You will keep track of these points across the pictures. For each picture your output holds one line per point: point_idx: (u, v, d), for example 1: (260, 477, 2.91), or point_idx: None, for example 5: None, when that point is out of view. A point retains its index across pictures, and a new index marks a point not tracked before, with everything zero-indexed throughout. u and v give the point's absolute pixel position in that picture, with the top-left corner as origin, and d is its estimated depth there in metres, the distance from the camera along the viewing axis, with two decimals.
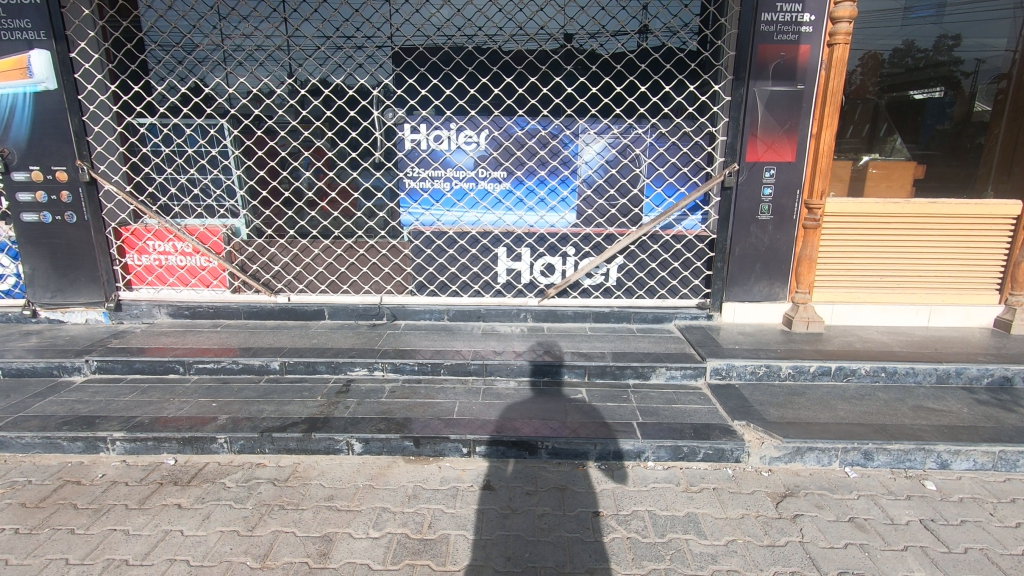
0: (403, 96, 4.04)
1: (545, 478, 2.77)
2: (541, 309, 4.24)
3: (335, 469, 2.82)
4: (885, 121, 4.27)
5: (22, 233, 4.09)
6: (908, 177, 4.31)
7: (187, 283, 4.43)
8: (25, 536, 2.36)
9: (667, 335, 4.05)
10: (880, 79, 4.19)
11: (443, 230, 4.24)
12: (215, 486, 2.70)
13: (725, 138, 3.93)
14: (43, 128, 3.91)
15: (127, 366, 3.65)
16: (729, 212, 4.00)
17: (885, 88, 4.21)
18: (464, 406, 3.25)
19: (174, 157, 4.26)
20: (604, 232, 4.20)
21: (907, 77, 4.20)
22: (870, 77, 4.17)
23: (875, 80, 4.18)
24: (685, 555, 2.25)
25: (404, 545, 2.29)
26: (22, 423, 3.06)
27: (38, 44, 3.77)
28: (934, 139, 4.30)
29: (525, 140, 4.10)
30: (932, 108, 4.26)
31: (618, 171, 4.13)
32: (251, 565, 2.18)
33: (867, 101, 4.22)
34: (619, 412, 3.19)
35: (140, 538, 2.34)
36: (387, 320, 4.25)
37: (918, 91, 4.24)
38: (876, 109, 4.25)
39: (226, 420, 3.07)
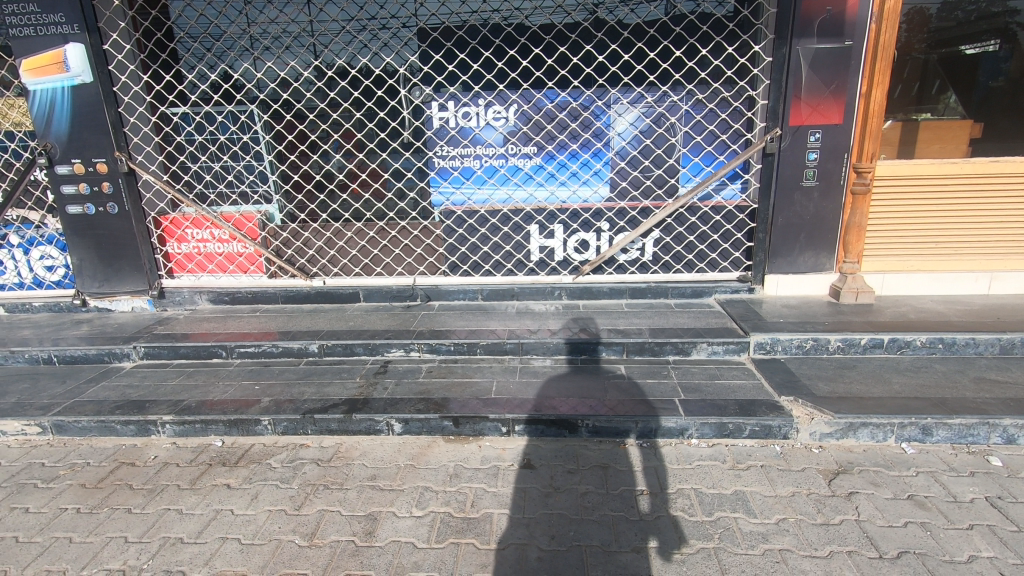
0: (429, 73, 3.99)
1: (586, 456, 2.73)
2: (576, 287, 4.16)
3: (377, 449, 2.85)
4: (936, 79, 3.94)
5: (68, 225, 4.22)
6: (964, 138, 4.01)
7: (226, 269, 4.51)
8: (87, 515, 2.47)
9: (707, 309, 3.94)
10: (928, 35, 3.84)
11: (474, 209, 4.18)
12: (261, 466, 2.75)
13: (766, 102, 3.75)
14: (82, 121, 3.99)
15: (172, 351, 3.75)
16: (770, 180, 3.83)
17: (934, 44, 3.86)
18: (502, 385, 3.23)
19: (207, 145, 4.28)
20: (639, 206, 4.07)
21: (959, 31, 3.87)
22: (917, 34, 3.83)
23: (922, 37, 3.84)
24: (734, 534, 2.19)
25: (447, 523, 2.30)
26: (78, 407, 3.18)
27: (72, 37, 3.82)
28: (989, 97, 3.98)
29: (556, 113, 3.99)
30: (987, 64, 3.93)
31: (652, 141, 3.97)
32: (299, 543, 2.23)
33: (915, 59, 3.88)
34: (659, 389, 3.11)
35: (193, 517, 2.41)
36: (421, 301, 4.25)
37: (970, 47, 3.91)
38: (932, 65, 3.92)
39: (269, 402, 3.12)
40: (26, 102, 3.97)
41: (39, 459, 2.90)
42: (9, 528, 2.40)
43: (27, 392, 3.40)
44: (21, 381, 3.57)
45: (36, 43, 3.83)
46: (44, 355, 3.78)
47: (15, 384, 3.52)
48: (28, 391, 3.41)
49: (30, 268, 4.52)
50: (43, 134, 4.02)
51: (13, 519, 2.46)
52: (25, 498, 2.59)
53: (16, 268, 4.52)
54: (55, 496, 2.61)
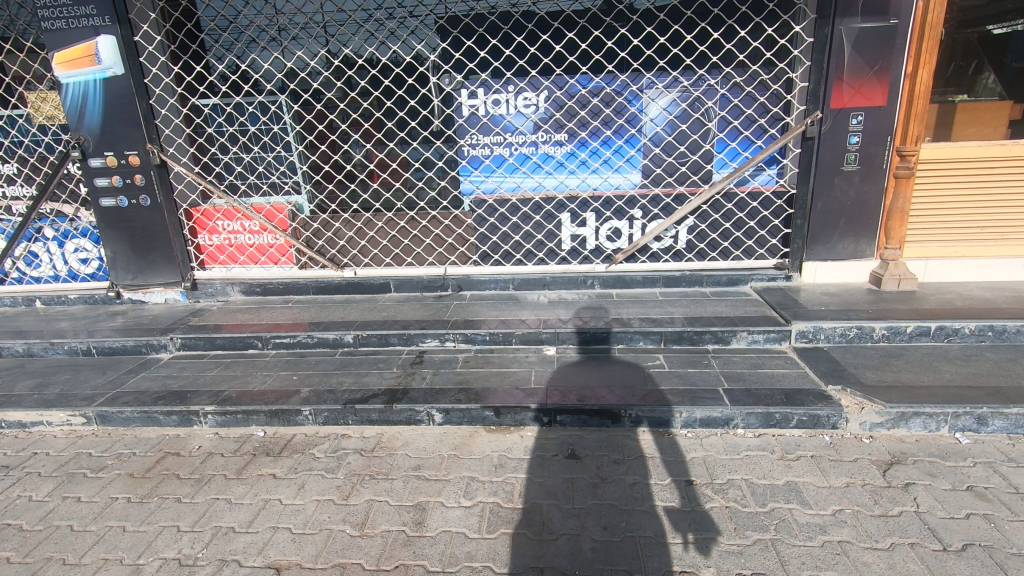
0: (461, 60, 3.95)
1: (630, 446, 2.70)
2: (609, 276, 4.12)
3: (419, 439, 2.84)
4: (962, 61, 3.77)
5: (102, 217, 4.24)
6: (1004, 118, 3.82)
7: (257, 260, 4.52)
8: (138, 504, 2.49)
9: (744, 298, 3.88)
10: (953, 16, 3.65)
11: (505, 197, 4.14)
12: (305, 456, 2.76)
13: (806, 85, 3.65)
14: (114, 114, 4.00)
15: (209, 343, 3.77)
16: (810, 165, 3.74)
17: (960, 25, 3.67)
18: (541, 375, 3.20)
19: (238, 136, 4.29)
20: (674, 192, 4.00)
21: (985, 10, 3.67)
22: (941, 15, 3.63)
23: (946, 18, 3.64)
24: (791, 525, 2.15)
25: (497, 513, 2.29)
26: (120, 398, 3.21)
27: (104, 30, 3.82)
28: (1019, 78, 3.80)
29: (588, 99, 3.92)
30: (1016, 44, 3.74)
31: (687, 126, 3.90)
32: (351, 533, 2.23)
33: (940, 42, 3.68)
34: (701, 377, 3.07)
35: (243, 506, 2.42)
36: (452, 291, 4.23)
37: (997, 26, 3.72)
38: (962, 42, 3.73)
39: (309, 392, 3.13)
40: (60, 95, 3.98)
41: (86, 449, 2.94)
42: (64, 517, 2.44)
43: (70, 382, 3.45)
44: (63, 372, 3.62)
45: (68, 36, 3.83)
46: (83, 347, 3.83)
47: (57, 375, 3.57)
48: (70, 382, 3.46)
49: (65, 260, 4.58)
50: (76, 127, 4.03)
51: (67, 508, 2.49)
52: (76, 487, 2.63)
53: (51, 260, 4.58)
54: (105, 485, 2.64)
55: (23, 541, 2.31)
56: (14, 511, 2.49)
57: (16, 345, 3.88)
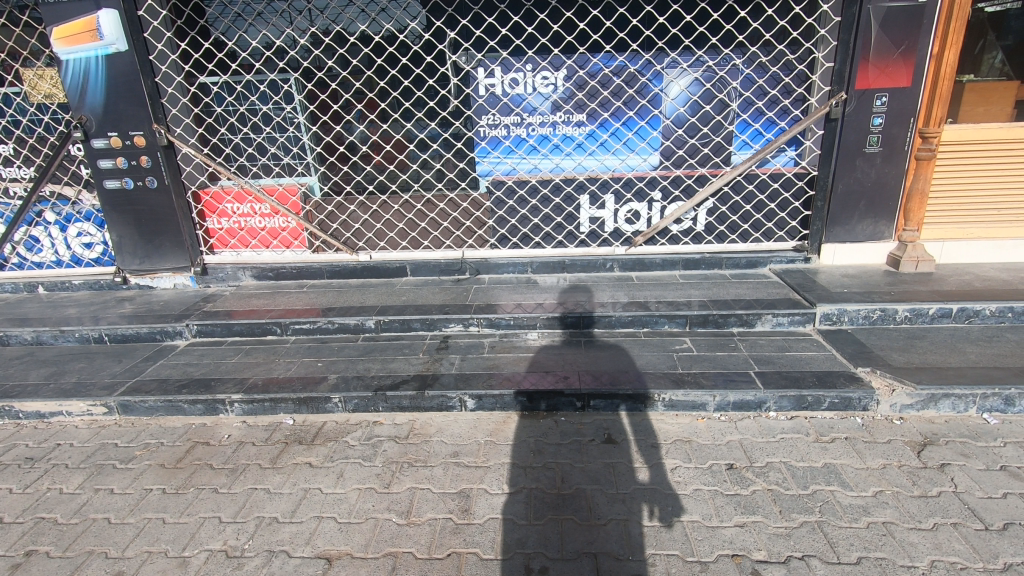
0: (482, 38, 3.89)
1: (665, 431, 2.72)
2: (629, 259, 4.10)
3: (452, 425, 2.83)
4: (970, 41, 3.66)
5: (107, 201, 4.10)
6: (1010, 98, 3.80)
7: (269, 244, 4.43)
8: (174, 495, 2.46)
9: (765, 280, 3.89)
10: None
11: (524, 179, 4.05)
12: (339, 444, 2.74)
13: (832, 65, 3.60)
14: (118, 92, 3.84)
15: (226, 329, 3.71)
16: (832, 146, 3.72)
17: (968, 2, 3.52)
18: (570, 359, 3.19)
19: (248, 116, 4.15)
20: (696, 174, 3.94)
21: None
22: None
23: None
24: (835, 508, 2.18)
25: (542, 499, 2.30)
26: (142, 386, 3.15)
27: (105, 3, 3.63)
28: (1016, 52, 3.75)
29: (611, 78, 3.85)
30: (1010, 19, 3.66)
31: (711, 107, 3.84)
32: (397, 521, 2.22)
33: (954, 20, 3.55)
34: (731, 361, 3.08)
35: (283, 496, 2.40)
36: (470, 275, 4.18)
37: (991, 4, 3.61)
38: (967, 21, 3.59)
39: (337, 379, 3.10)
40: (60, 73, 3.82)
41: (112, 439, 2.89)
42: (100, 509, 2.40)
43: (87, 371, 3.38)
44: (78, 360, 3.53)
45: (69, 10, 3.66)
46: (95, 334, 3.74)
47: (72, 363, 3.49)
48: (86, 371, 3.38)
49: (68, 245, 4.45)
50: (77, 106, 3.87)
51: (101, 500, 2.45)
52: (107, 479, 2.59)
53: (52, 245, 4.45)
54: (137, 476, 2.60)
55: (60, 535, 2.27)
56: (46, 504, 2.44)
57: (25, 333, 3.78)
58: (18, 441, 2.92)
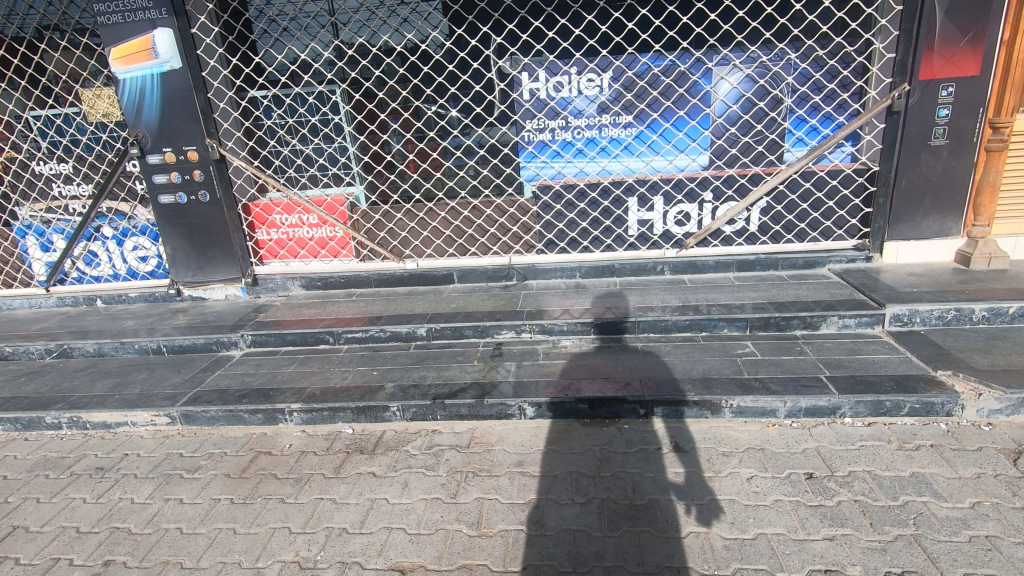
0: (529, 42, 3.91)
1: (735, 438, 2.62)
2: (680, 261, 4.00)
3: (514, 434, 2.78)
4: None
5: (161, 215, 4.20)
6: None
7: (317, 254, 4.48)
8: (242, 505, 2.47)
9: (825, 280, 3.75)
10: None
11: (572, 182, 4.03)
12: (401, 453, 2.72)
13: (893, 56, 3.46)
14: (172, 109, 3.93)
15: (280, 339, 3.74)
16: (894, 141, 3.58)
17: None
18: (630, 364, 3.12)
19: (297, 128, 4.20)
20: (749, 173, 3.86)
21: None
22: None
23: None
24: (931, 520, 2.05)
25: (615, 510, 2.23)
26: (204, 396, 3.19)
27: (159, 22, 3.73)
28: None
29: (661, 78, 3.78)
30: None
31: (765, 104, 3.75)
32: (468, 532, 2.18)
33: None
34: (799, 365, 2.96)
35: (351, 506, 2.39)
36: (518, 281, 4.15)
37: None
38: None
39: (393, 388, 3.09)
40: (117, 92, 3.92)
41: (177, 449, 2.93)
42: (171, 519, 2.42)
43: (148, 382, 3.44)
44: (139, 371, 3.61)
45: (126, 31, 3.77)
46: (153, 345, 3.82)
47: (133, 374, 3.56)
48: (148, 382, 3.44)
49: (124, 259, 4.58)
50: (134, 124, 3.97)
51: (172, 510, 2.47)
52: (176, 489, 2.62)
53: (110, 259, 4.59)
54: (204, 486, 2.62)
55: (136, 545, 2.29)
56: (120, 514, 2.47)
57: (87, 345, 3.88)
58: (88, 451, 2.99)
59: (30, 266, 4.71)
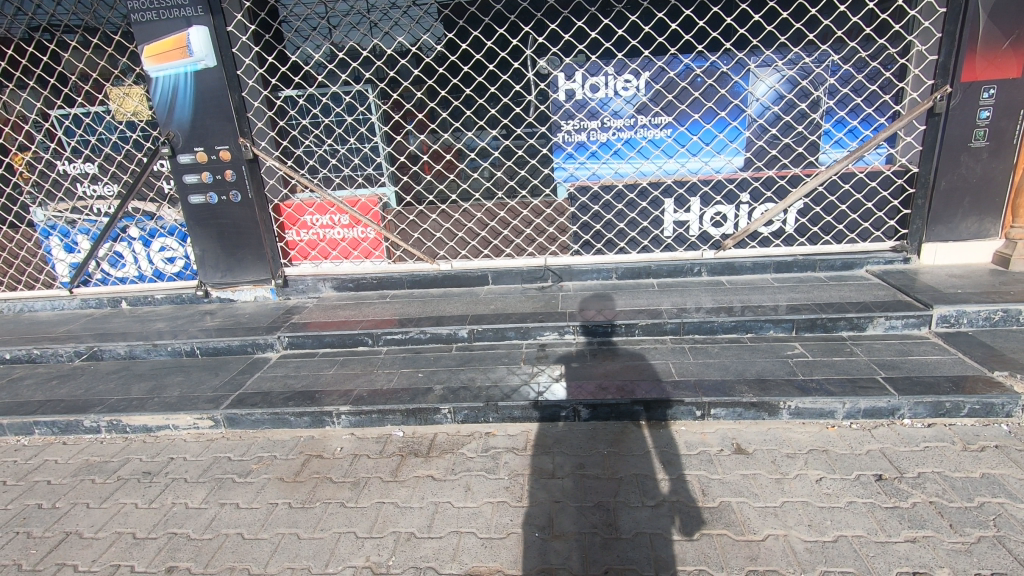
0: (571, 42, 3.85)
1: (797, 440, 2.61)
2: (718, 263, 4.00)
3: (570, 436, 2.75)
4: None
5: (191, 215, 4.13)
6: None
7: (349, 255, 4.45)
8: (301, 509, 2.42)
9: (865, 282, 3.75)
10: None
11: (611, 183, 4.01)
12: (458, 456, 2.68)
13: (936, 58, 3.46)
14: (205, 108, 3.87)
15: (317, 341, 3.69)
16: (935, 143, 3.59)
17: None
18: (681, 366, 3.10)
19: (333, 128, 4.18)
20: (788, 174, 3.86)
21: None
22: None
23: None
24: (1011, 521, 2.04)
25: (688, 512, 2.21)
26: (248, 398, 3.14)
27: (196, 20, 3.69)
28: None
29: (703, 79, 3.77)
30: None
31: (807, 105, 3.74)
32: (542, 536, 2.15)
33: None
34: (853, 366, 2.95)
35: (415, 510, 2.35)
36: (553, 282, 4.14)
37: None
38: None
39: (442, 390, 3.05)
40: (149, 90, 3.86)
41: (224, 453, 2.88)
42: (231, 524, 2.37)
43: (187, 385, 3.38)
44: (175, 374, 3.55)
45: (160, 28, 3.71)
46: (187, 348, 3.76)
47: (170, 377, 3.50)
48: (186, 385, 3.39)
49: (150, 260, 4.53)
50: (165, 122, 3.91)
51: (229, 515, 2.42)
52: (230, 493, 2.56)
53: (135, 260, 4.54)
54: (259, 491, 2.57)
55: (197, 550, 2.24)
56: (176, 519, 2.42)
57: (119, 347, 3.81)
58: (132, 455, 2.93)
59: (53, 267, 4.65)
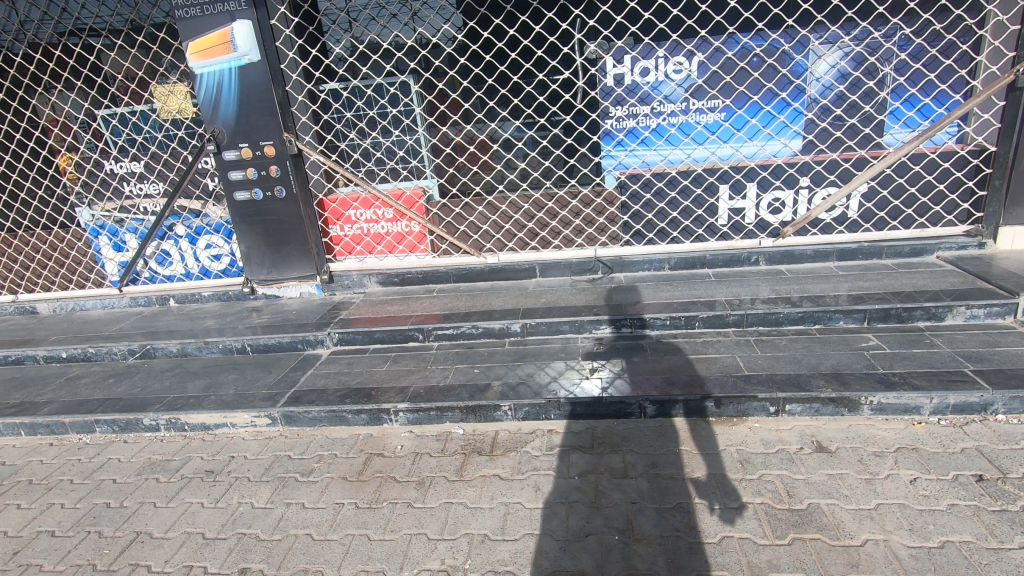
0: (623, 24, 3.71)
1: (882, 438, 2.46)
2: (777, 251, 3.83)
3: (638, 433, 2.65)
4: None
5: (236, 212, 4.10)
6: None
7: (393, 249, 4.40)
8: (369, 510, 2.37)
9: (938, 269, 3.55)
10: None
11: (665, 170, 3.88)
12: (523, 455, 2.61)
13: (1017, 28, 3.23)
14: (249, 103, 3.82)
15: (368, 337, 3.65)
16: (1015, 120, 3.35)
17: None
18: (750, 360, 2.97)
19: (377, 120, 4.12)
20: (853, 157, 3.64)
21: None
22: None
23: None
24: None
25: (776, 515, 2.09)
26: (305, 396, 3.11)
27: (239, 14, 3.64)
28: None
29: (765, 59, 3.60)
30: None
31: (877, 83, 3.54)
32: (623, 539, 2.06)
33: None
34: (936, 359, 2.78)
35: (486, 511, 2.28)
36: (604, 273, 4.02)
37: None
38: None
39: (501, 387, 2.98)
40: (194, 87, 3.83)
41: (284, 451, 2.85)
42: (298, 525, 2.33)
43: (242, 382, 3.37)
44: (228, 371, 3.54)
45: (204, 23, 3.67)
46: (239, 345, 3.75)
47: (224, 375, 3.50)
48: (241, 382, 3.38)
49: (197, 258, 4.55)
50: (209, 119, 3.87)
51: (296, 515, 2.39)
52: (295, 492, 2.53)
53: (182, 258, 4.57)
54: (324, 490, 2.53)
55: (269, 551, 2.20)
56: (244, 519, 2.40)
57: (171, 345, 3.82)
58: (193, 453, 2.93)
59: (102, 266, 4.69)
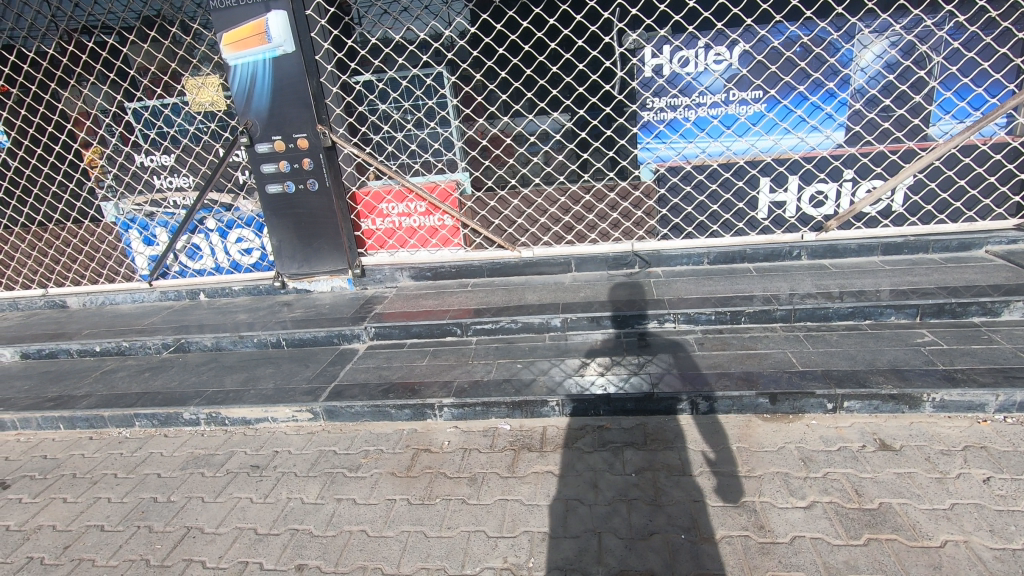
0: (666, 13, 3.62)
1: (947, 436, 2.40)
2: (820, 245, 3.75)
3: (692, 430, 2.60)
4: None
5: (269, 205, 4.06)
6: None
7: (426, 243, 4.35)
8: (422, 506, 2.33)
9: (988, 263, 3.47)
10: None
11: (705, 162, 3.82)
12: (575, 451, 2.56)
13: None
14: (283, 95, 3.77)
15: (405, 331, 3.60)
16: None
17: None
18: (802, 356, 2.90)
19: (412, 112, 4.08)
20: (901, 149, 3.59)
21: None
22: None
23: None
24: None
25: (847, 515, 2.04)
26: (346, 390, 3.08)
27: (274, 4, 3.56)
28: None
29: (811, 48, 3.52)
30: None
31: (927, 72, 3.45)
32: (689, 538, 2.01)
33: None
34: (997, 355, 2.71)
35: (543, 509, 2.23)
36: (641, 267, 3.97)
37: None
38: None
39: (547, 382, 2.93)
40: (228, 79, 3.80)
41: (329, 446, 2.81)
42: (352, 521, 2.29)
43: (280, 377, 3.34)
44: (265, 365, 3.51)
45: (240, 14, 3.63)
46: (274, 339, 3.72)
47: (261, 369, 3.47)
48: (280, 376, 3.35)
49: (227, 251, 4.53)
50: (243, 112, 3.84)
51: (348, 511, 2.35)
52: (344, 488, 2.49)
53: (212, 252, 4.55)
54: (374, 486, 2.49)
55: (324, 548, 2.17)
56: (295, 515, 2.36)
57: (206, 339, 3.80)
58: (236, 448, 2.90)
59: (132, 260, 4.68)
